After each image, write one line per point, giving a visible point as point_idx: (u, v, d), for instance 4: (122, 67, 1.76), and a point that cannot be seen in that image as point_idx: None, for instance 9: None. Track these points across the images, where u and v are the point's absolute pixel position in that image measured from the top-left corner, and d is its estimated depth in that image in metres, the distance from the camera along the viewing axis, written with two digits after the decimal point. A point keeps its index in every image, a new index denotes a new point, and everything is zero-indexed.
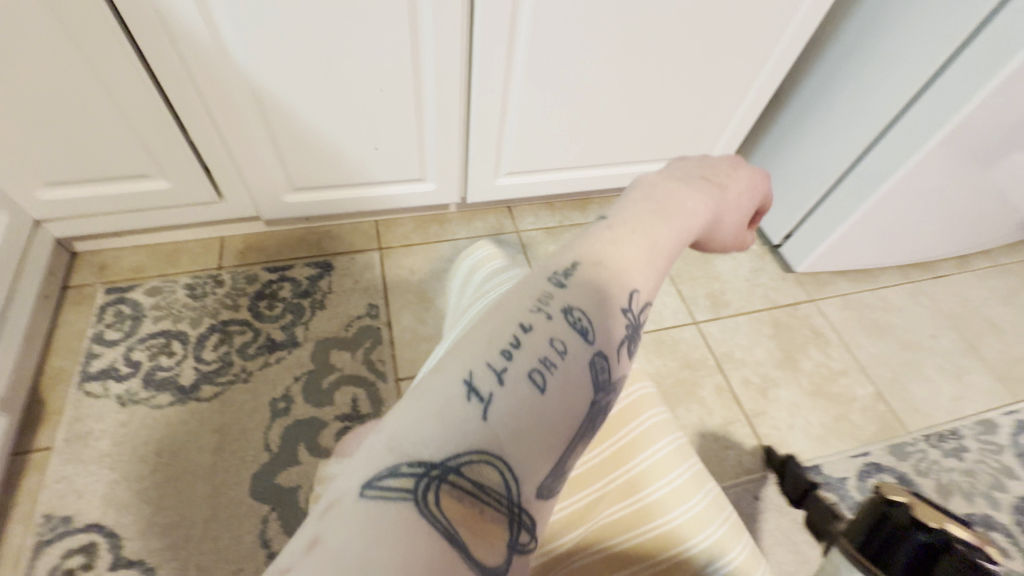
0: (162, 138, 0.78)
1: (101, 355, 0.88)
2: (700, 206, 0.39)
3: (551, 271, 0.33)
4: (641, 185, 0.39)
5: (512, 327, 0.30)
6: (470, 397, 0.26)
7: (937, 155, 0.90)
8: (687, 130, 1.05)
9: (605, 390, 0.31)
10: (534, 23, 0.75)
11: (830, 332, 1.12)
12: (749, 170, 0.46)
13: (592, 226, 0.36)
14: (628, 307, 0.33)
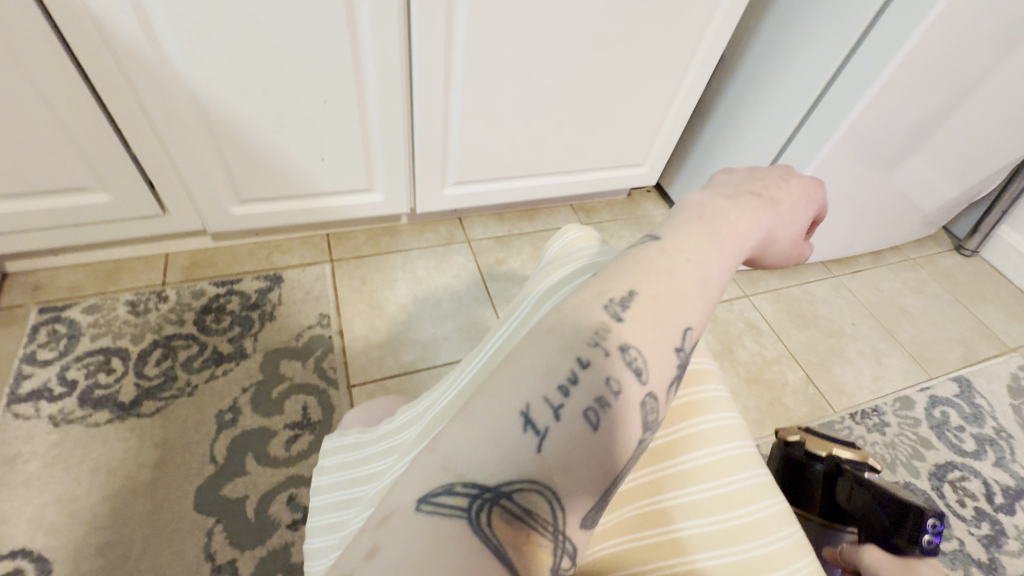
0: (103, 150, 0.78)
1: (32, 376, 0.85)
2: (745, 235, 0.40)
3: (607, 299, 0.34)
4: (691, 208, 0.40)
5: (571, 359, 0.32)
6: (528, 429, 0.29)
7: (835, 156, 1.02)
8: (620, 141, 1.14)
9: (651, 428, 0.34)
10: (469, 39, 0.81)
11: (763, 324, 1.20)
12: (800, 194, 0.46)
13: (645, 251, 0.37)
14: (680, 346, 0.35)
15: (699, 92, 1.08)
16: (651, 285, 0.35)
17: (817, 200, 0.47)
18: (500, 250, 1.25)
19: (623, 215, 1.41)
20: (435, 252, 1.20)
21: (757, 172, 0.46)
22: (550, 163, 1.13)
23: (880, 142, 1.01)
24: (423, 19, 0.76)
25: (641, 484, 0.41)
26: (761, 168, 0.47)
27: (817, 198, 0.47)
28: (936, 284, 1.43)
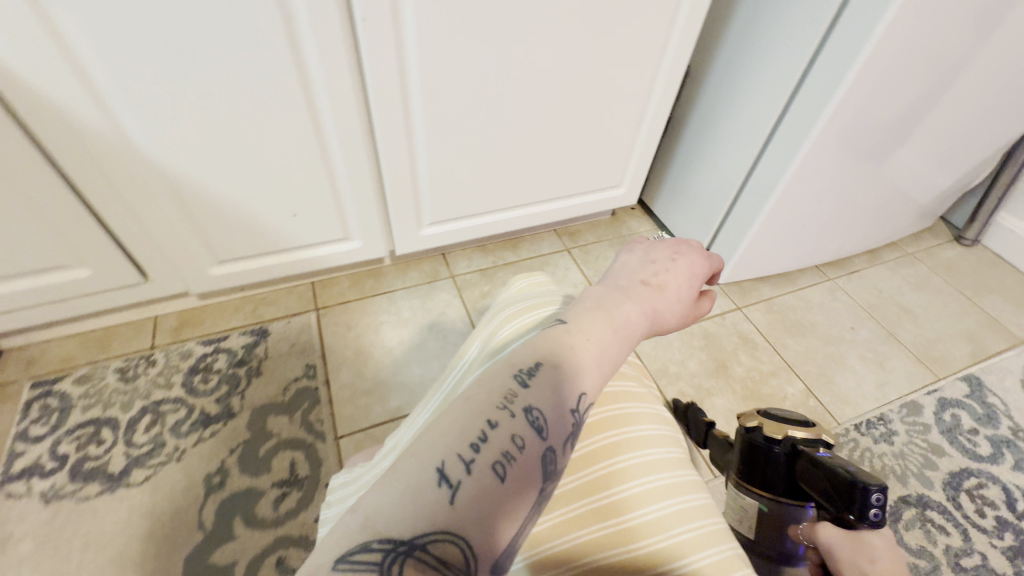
0: (79, 227, 0.80)
1: (25, 453, 0.86)
2: (638, 318, 0.55)
3: (517, 370, 0.45)
4: (595, 297, 0.56)
5: (482, 423, 0.41)
6: (442, 483, 0.36)
7: (812, 161, 0.98)
8: (593, 165, 1.15)
9: (549, 479, 0.42)
10: (425, 86, 0.82)
11: (758, 336, 1.18)
12: (683, 275, 0.64)
13: (556, 329, 0.50)
14: (575, 407, 0.45)
15: (668, 110, 1.09)
16: (557, 356, 0.47)
17: (699, 277, 0.65)
18: (485, 282, 1.25)
19: (608, 235, 1.40)
20: (420, 291, 1.20)
21: (649, 262, 0.64)
22: (526, 194, 1.13)
23: (858, 140, 0.97)
24: (376, 72, 0.77)
25: (608, 470, 0.49)
26: (653, 255, 0.65)
27: (698, 273, 0.65)
28: (937, 277, 1.39)
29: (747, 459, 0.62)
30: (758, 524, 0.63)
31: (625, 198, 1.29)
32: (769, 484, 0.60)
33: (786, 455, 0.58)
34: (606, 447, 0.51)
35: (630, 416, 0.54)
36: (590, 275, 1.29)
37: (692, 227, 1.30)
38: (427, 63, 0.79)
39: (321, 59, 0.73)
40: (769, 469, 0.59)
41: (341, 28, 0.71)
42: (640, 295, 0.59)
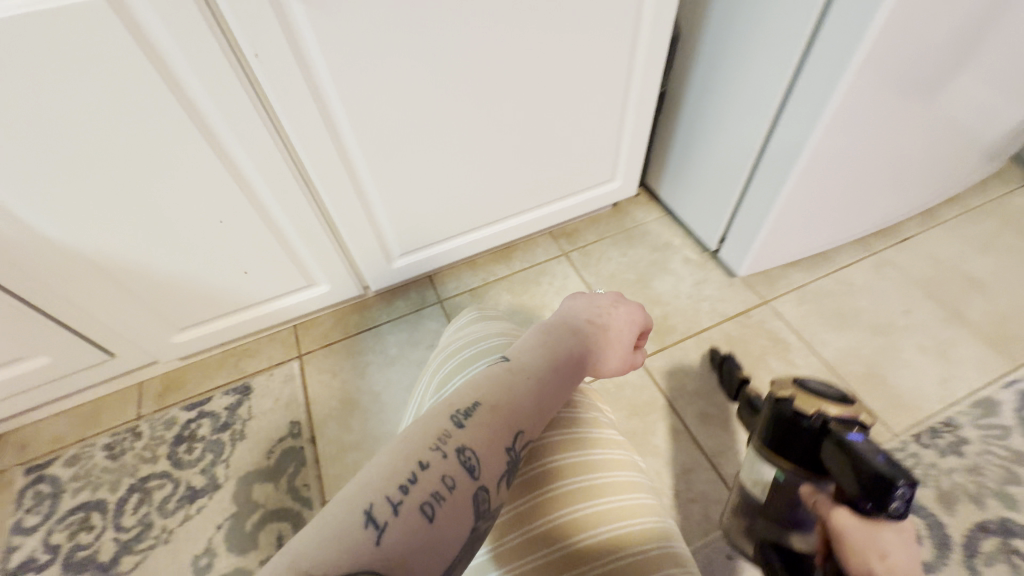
0: (18, 322, 0.75)
1: (20, 546, 0.85)
2: (576, 355, 0.57)
3: (454, 411, 0.47)
4: (538, 336, 0.58)
5: (413, 465, 0.42)
6: (369, 524, 0.37)
7: (846, 116, 0.78)
8: (574, 162, 1.01)
9: (484, 516, 0.43)
10: (353, 115, 0.71)
11: (789, 335, 1.03)
12: (626, 319, 0.65)
13: (498, 367, 0.53)
14: (510, 446, 0.46)
15: (654, 88, 0.94)
16: (495, 399, 0.48)
17: (639, 322, 0.67)
18: (477, 303, 1.14)
19: (611, 230, 1.25)
20: (407, 322, 1.11)
21: (594, 303, 0.65)
22: (501, 206, 1.02)
23: (906, 78, 0.76)
24: (290, 110, 0.67)
25: (614, 463, 0.52)
26: (598, 298, 0.67)
27: (642, 319, 0.67)
28: (1010, 234, 1.16)
29: (768, 423, 0.53)
30: (773, 488, 0.57)
31: (623, 190, 1.15)
32: (786, 456, 0.51)
33: (814, 432, 0.47)
34: (566, 470, 0.50)
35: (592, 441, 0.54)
36: (592, 282, 1.16)
37: (703, 213, 1.14)
38: (347, 90, 0.68)
39: (223, 111, 0.63)
40: (792, 440, 0.50)
41: (235, 73, 0.60)
42: (583, 332, 0.61)
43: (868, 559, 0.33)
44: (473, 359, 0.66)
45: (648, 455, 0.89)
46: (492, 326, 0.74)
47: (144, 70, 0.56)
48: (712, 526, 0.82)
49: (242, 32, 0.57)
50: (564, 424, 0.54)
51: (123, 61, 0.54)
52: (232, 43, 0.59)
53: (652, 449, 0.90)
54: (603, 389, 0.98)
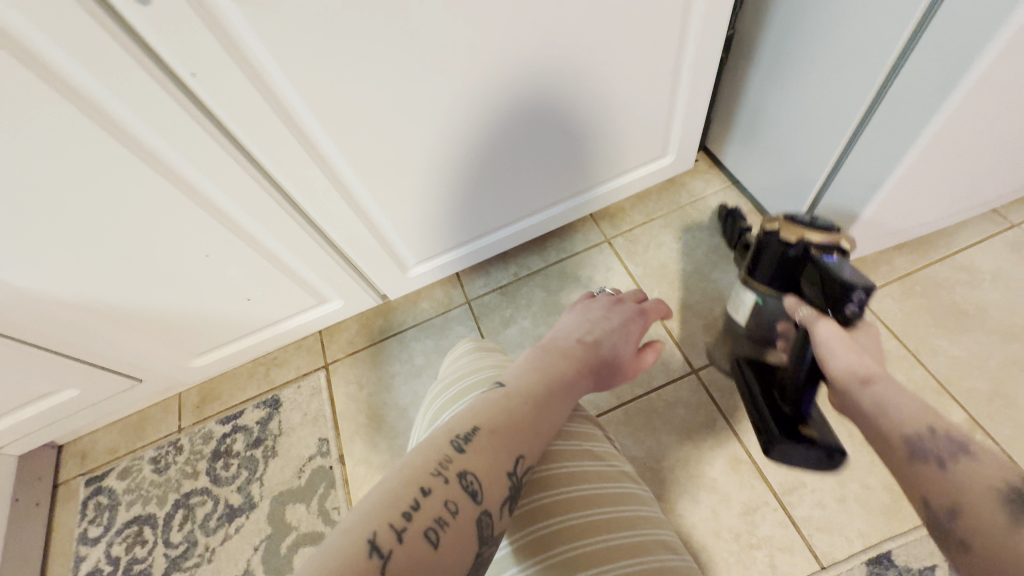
0: (37, 362, 0.74)
1: (87, 556, 0.91)
2: (573, 374, 0.56)
3: (454, 433, 0.43)
4: (531, 356, 0.58)
5: (414, 491, 0.39)
6: (372, 554, 0.34)
7: (1011, 60, 0.52)
8: (614, 138, 0.84)
9: (488, 542, 0.40)
10: (328, 126, 0.60)
11: (886, 342, 0.84)
12: (619, 328, 0.68)
13: (493, 393, 0.49)
14: (513, 470, 0.42)
15: (715, 39, 0.73)
16: (495, 420, 0.45)
17: (634, 331, 0.70)
18: (507, 304, 1.03)
19: (661, 209, 1.07)
20: (432, 327, 1.03)
21: (585, 320, 0.69)
22: (524, 201, 0.88)
23: None
24: (250, 131, 0.56)
25: (612, 496, 0.47)
26: (591, 313, 0.70)
27: (635, 325, 0.70)
28: None
29: (754, 253, 0.64)
30: (752, 315, 0.69)
31: (677, 164, 0.97)
32: (768, 280, 0.63)
33: (798, 259, 0.59)
34: (549, 507, 0.45)
35: (581, 473, 0.48)
36: (638, 275, 1.00)
37: (784, 184, 0.91)
38: (317, 99, 0.56)
39: (172, 145, 0.54)
40: (782, 267, 0.61)
41: (175, 101, 0.50)
42: (578, 348, 0.62)
43: (845, 347, 0.51)
44: (469, 386, 0.56)
45: (701, 490, 0.78)
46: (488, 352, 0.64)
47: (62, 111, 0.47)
48: None
49: (169, 51, 0.46)
50: (552, 457, 0.49)
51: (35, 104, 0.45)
52: (164, 68, 0.48)
53: (706, 481, 0.79)
54: (650, 408, 0.86)
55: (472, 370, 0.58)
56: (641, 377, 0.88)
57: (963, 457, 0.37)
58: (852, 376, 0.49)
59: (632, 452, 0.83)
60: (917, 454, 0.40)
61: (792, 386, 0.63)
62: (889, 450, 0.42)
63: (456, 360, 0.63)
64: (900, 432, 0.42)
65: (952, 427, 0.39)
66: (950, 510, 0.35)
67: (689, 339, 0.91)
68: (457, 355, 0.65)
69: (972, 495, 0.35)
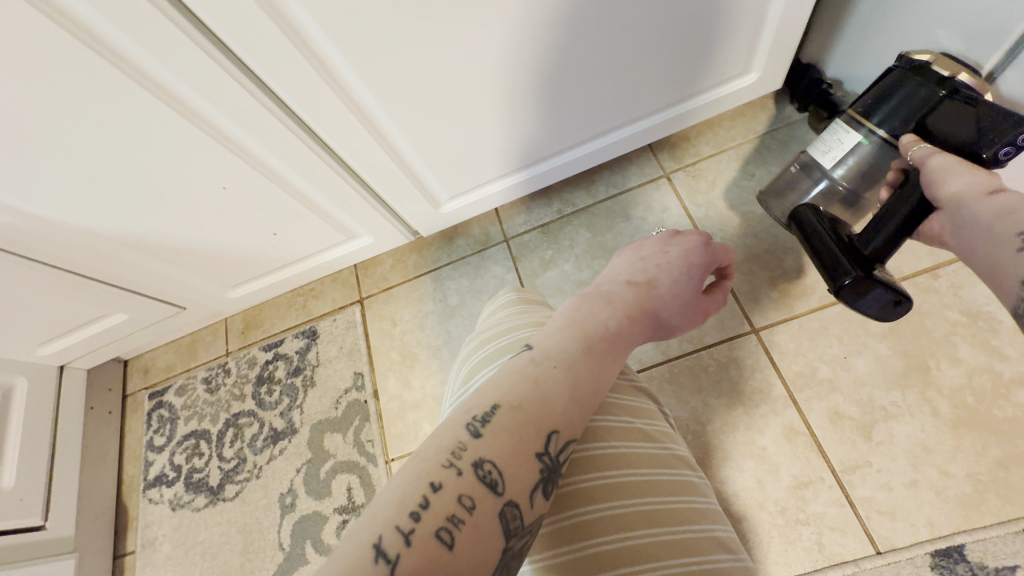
0: (81, 286, 0.76)
1: (155, 461, 0.99)
2: (622, 324, 0.47)
3: (472, 415, 0.38)
4: (568, 308, 0.49)
5: (424, 487, 0.34)
6: (378, 560, 0.31)
7: None
8: (682, 52, 0.69)
9: (518, 534, 0.35)
10: (332, 33, 0.52)
11: (1001, 310, 0.70)
12: (679, 264, 0.56)
13: (519, 359, 0.42)
14: (545, 450, 0.37)
15: None
16: (521, 395, 0.39)
17: (698, 264, 0.57)
18: (548, 244, 0.94)
19: (734, 139, 0.91)
20: (468, 266, 0.97)
21: (636, 258, 0.58)
22: (566, 130, 0.77)
23: None
24: (242, 40, 0.50)
25: (665, 482, 0.41)
26: (646, 249, 0.59)
27: (700, 259, 0.57)
28: None
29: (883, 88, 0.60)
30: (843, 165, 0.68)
31: (763, 85, 0.81)
32: (887, 119, 0.60)
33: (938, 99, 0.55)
34: (591, 492, 0.40)
35: (631, 456, 0.42)
36: (700, 216, 0.88)
37: None
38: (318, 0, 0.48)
39: (159, 59, 0.50)
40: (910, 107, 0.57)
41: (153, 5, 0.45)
42: (630, 290, 0.53)
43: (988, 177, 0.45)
44: (500, 348, 0.49)
45: (748, 459, 0.72)
46: (533, 306, 0.56)
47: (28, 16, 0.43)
48: (825, 560, 0.66)
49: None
50: (599, 434, 0.43)
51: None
52: None
53: (755, 450, 0.72)
54: (699, 367, 0.78)
55: (508, 327, 0.52)
56: (692, 334, 0.79)
57: None
58: (977, 190, 0.44)
59: (675, 413, 0.77)
60: None
61: (872, 230, 0.56)
62: (999, 250, 0.39)
63: (496, 313, 0.57)
64: (1018, 229, 0.39)
65: None
66: None
67: (752, 294, 0.80)
68: (498, 306, 0.58)
69: None
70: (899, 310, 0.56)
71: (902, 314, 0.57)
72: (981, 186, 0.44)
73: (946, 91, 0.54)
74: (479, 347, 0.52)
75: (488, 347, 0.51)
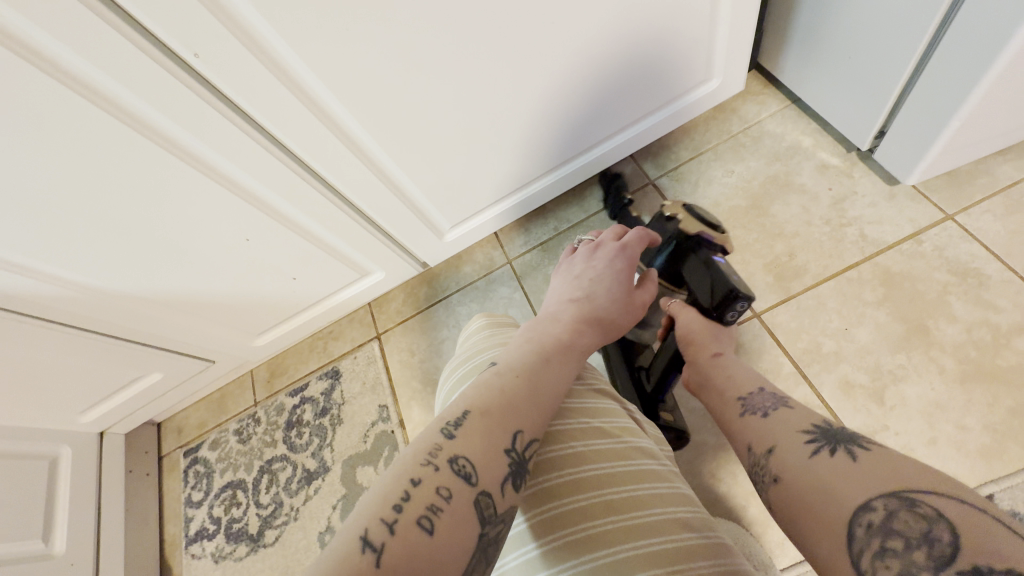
0: (118, 346, 0.81)
1: (194, 516, 1.02)
2: (571, 336, 0.52)
3: (445, 421, 0.42)
4: (523, 331, 0.54)
5: (404, 483, 0.37)
6: (364, 550, 0.33)
7: None
8: (637, 80, 0.77)
9: (492, 522, 0.38)
10: (339, 92, 0.59)
11: (987, 265, 0.73)
12: (606, 272, 0.61)
13: (484, 374, 0.47)
14: (512, 447, 0.41)
15: None
16: (487, 401, 0.43)
17: (623, 267, 0.61)
18: (549, 260, 0.99)
19: (709, 142, 0.97)
20: (476, 290, 1.02)
21: (571, 277, 0.63)
22: (550, 156, 0.84)
23: None
24: (263, 108, 0.58)
25: (628, 472, 0.44)
26: (575, 266, 0.64)
27: (623, 262, 0.62)
28: None
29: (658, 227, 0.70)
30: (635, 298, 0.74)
31: (725, 90, 0.87)
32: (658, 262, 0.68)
33: (688, 248, 0.65)
34: (560, 489, 0.43)
35: (589, 453, 0.45)
36: None
37: (864, 82, 0.76)
38: (320, 62, 0.55)
39: (189, 129, 0.56)
40: (672, 255, 0.67)
41: (184, 83, 0.52)
42: (574, 307, 0.57)
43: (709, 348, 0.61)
44: (473, 367, 0.53)
45: None
46: (505, 327, 0.60)
47: (79, 104, 0.50)
48: None
49: (167, 32, 0.48)
50: (560, 437, 0.46)
51: (58, 107, 0.49)
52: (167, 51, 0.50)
53: None
54: None
55: (476, 351, 0.56)
56: None
57: (781, 407, 0.48)
58: (707, 353, 0.61)
59: (691, 404, 0.80)
60: (748, 411, 0.50)
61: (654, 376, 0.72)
62: (728, 410, 0.52)
63: (469, 338, 0.61)
64: (736, 395, 0.53)
65: (774, 389, 0.51)
66: (768, 450, 0.44)
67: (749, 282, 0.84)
68: (470, 332, 0.62)
69: (781, 437, 0.44)
70: (678, 439, 0.74)
71: (681, 442, 0.75)
72: (709, 348, 0.61)
73: (694, 243, 0.65)
74: (454, 373, 0.55)
75: (460, 372, 0.55)
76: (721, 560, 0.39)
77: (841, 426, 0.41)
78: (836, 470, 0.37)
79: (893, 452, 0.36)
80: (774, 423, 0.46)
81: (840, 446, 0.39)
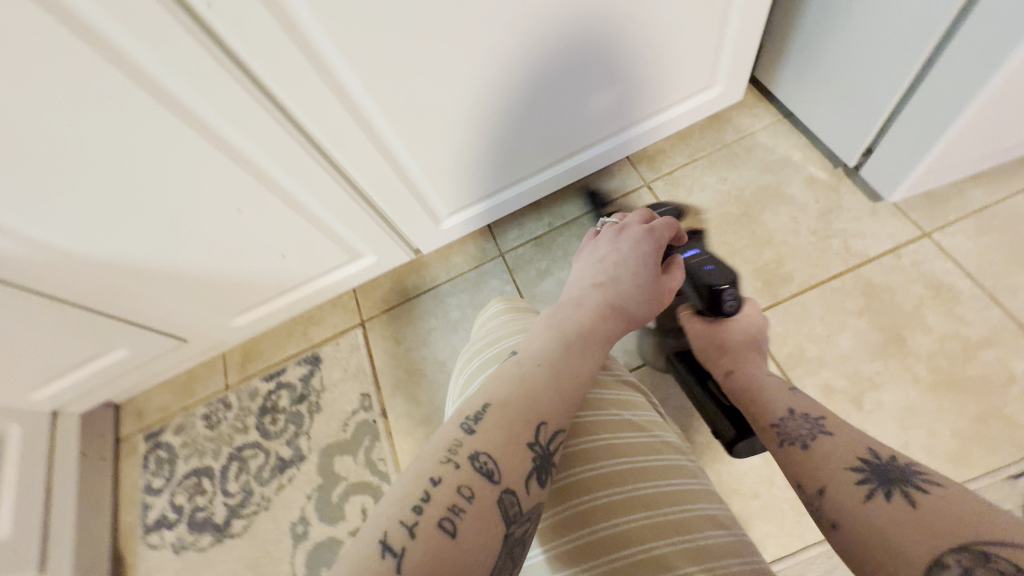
0: (82, 317, 0.76)
1: (153, 505, 0.96)
2: (595, 322, 0.51)
3: (465, 416, 0.40)
4: (546, 315, 0.52)
5: (424, 482, 0.36)
6: (385, 554, 0.31)
7: None
8: (644, 77, 0.78)
9: (518, 520, 0.37)
10: (352, 61, 0.57)
11: (959, 282, 0.78)
12: (632, 257, 0.60)
13: (505, 364, 0.45)
14: (534, 441, 0.39)
15: None
16: (508, 394, 0.42)
17: (649, 253, 0.61)
18: (542, 256, 0.99)
19: (704, 149, 0.99)
20: (467, 281, 1.00)
21: (595, 258, 0.62)
22: (555, 147, 0.84)
23: None
24: (271, 68, 0.55)
25: (656, 468, 0.43)
26: (599, 249, 0.63)
27: (649, 245, 0.62)
28: None
29: None
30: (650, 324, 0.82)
31: (725, 97, 0.90)
32: None
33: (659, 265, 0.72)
34: (589, 483, 0.43)
35: (620, 445, 0.45)
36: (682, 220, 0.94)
37: (856, 101, 0.79)
38: (335, 28, 0.53)
39: (188, 82, 0.53)
40: None
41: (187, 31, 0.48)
42: (598, 292, 0.56)
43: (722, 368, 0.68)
44: (495, 354, 0.52)
45: None
46: (523, 312, 0.60)
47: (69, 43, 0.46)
48: None
49: None
50: (587, 429, 0.46)
51: (45, 51, 0.46)
52: None
53: None
54: None
55: (495, 337, 0.55)
56: None
57: (820, 435, 0.48)
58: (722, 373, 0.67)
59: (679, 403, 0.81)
60: (786, 442, 0.51)
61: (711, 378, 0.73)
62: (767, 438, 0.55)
63: (487, 323, 0.60)
64: (769, 422, 0.55)
65: (805, 411, 0.53)
66: (818, 490, 0.44)
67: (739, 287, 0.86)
68: (486, 318, 0.61)
69: (829, 475, 0.44)
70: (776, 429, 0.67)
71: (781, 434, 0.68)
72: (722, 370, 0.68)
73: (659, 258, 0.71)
74: (473, 358, 0.54)
75: (479, 357, 0.54)
76: (740, 560, 0.39)
77: (892, 464, 0.41)
78: (895, 515, 0.37)
79: (951, 496, 0.36)
80: (815, 456, 0.47)
81: (894, 489, 0.39)
